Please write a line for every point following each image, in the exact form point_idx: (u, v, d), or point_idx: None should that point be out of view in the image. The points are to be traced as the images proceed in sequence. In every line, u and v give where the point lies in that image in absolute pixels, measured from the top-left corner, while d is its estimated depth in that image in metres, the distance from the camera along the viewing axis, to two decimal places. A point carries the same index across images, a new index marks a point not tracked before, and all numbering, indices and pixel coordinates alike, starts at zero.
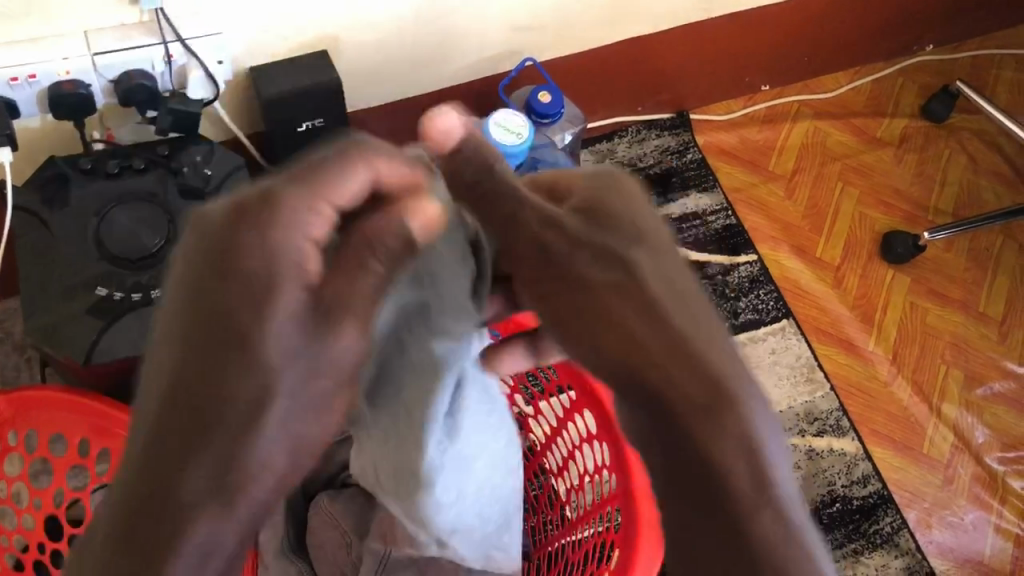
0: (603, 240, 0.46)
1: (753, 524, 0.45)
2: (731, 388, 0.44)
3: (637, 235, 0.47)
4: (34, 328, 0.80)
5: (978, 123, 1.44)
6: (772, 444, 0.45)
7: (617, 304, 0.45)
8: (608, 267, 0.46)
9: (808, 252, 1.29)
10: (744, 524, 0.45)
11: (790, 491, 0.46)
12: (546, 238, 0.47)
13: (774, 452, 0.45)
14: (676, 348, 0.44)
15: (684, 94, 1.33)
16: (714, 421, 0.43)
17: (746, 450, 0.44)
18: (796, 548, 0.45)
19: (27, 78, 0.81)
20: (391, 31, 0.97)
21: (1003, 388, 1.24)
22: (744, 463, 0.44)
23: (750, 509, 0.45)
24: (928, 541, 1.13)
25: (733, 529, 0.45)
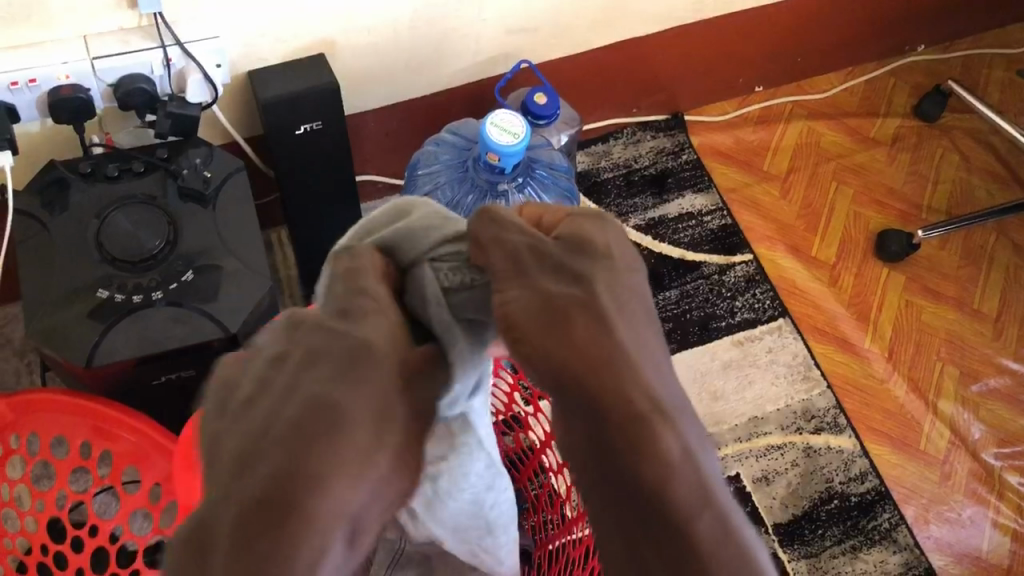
0: (572, 262, 0.56)
1: (692, 524, 0.49)
2: (647, 414, 0.51)
3: (601, 258, 0.56)
4: (35, 331, 0.80)
5: (970, 122, 1.45)
6: (696, 462, 0.51)
7: (574, 312, 0.53)
8: (571, 283, 0.55)
9: (803, 252, 1.30)
10: (685, 527, 0.49)
11: (725, 496, 0.51)
12: (519, 251, 0.56)
13: (698, 470, 0.51)
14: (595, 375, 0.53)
15: (678, 95, 1.34)
16: (644, 428, 0.50)
17: (678, 455, 0.50)
18: (737, 549, 0.49)
19: (27, 83, 0.81)
20: (387, 34, 0.98)
21: (999, 384, 1.24)
22: (683, 471, 0.50)
23: (687, 512, 0.49)
24: (926, 537, 1.13)
25: (672, 527, 0.49)
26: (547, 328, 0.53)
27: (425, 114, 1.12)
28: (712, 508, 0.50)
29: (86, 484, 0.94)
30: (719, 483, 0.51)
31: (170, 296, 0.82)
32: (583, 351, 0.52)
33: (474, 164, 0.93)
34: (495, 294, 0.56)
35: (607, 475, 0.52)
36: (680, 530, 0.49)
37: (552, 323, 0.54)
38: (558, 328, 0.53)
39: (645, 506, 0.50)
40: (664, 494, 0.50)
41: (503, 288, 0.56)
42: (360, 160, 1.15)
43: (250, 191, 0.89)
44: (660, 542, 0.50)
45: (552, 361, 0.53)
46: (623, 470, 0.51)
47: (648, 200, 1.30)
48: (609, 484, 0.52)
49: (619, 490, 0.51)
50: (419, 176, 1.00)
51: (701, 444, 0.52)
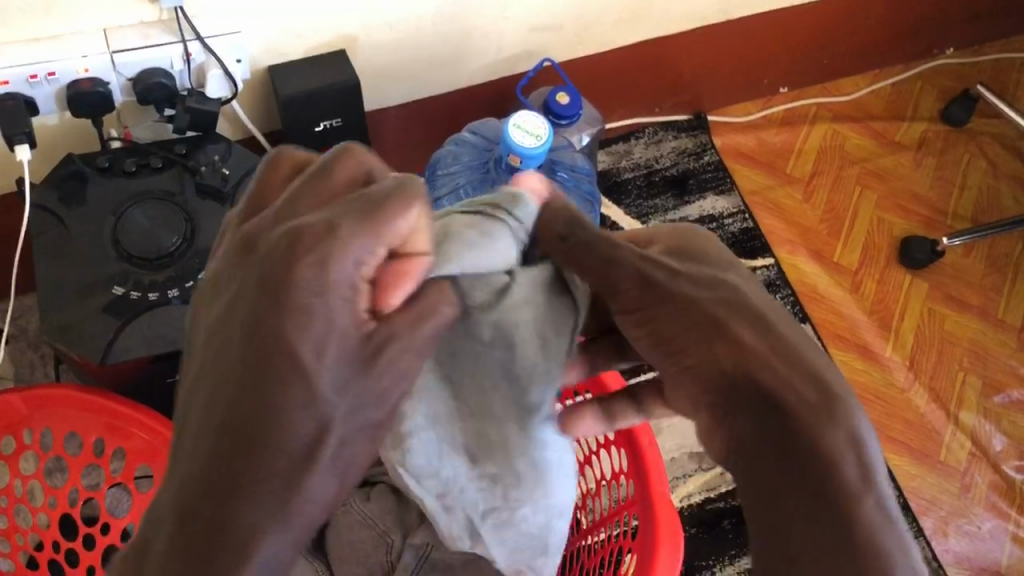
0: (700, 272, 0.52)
1: (858, 509, 0.45)
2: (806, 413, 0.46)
3: (722, 265, 0.54)
4: (50, 326, 0.79)
5: (998, 127, 1.43)
6: (854, 450, 0.46)
7: (731, 320, 0.49)
8: (714, 290, 0.51)
9: (825, 257, 1.28)
10: (851, 505, 0.45)
11: (885, 480, 0.47)
12: (648, 269, 0.52)
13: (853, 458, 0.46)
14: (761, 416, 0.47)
15: (701, 95, 1.32)
16: (826, 416, 0.46)
17: (851, 441, 0.46)
18: (891, 535, 0.46)
19: (47, 75, 0.80)
20: (409, 31, 0.96)
21: (1021, 396, 1.23)
22: (851, 461, 0.46)
23: (857, 492, 0.45)
24: (944, 550, 1.12)
25: (838, 506, 0.45)
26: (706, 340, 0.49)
27: (445, 111, 1.11)
28: (876, 494, 0.46)
29: (97, 481, 0.94)
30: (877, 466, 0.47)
31: (186, 294, 0.81)
32: (749, 356, 0.48)
33: (495, 166, 0.92)
34: (633, 313, 0.53)
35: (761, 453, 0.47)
36: (850, 514, 0.45)
37: (686, 323, 0.50)
38: (723, 338, 0.49)
39: (808, 488, 0.46)
40: (835, 474, 0.45)
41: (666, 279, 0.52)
42: (380, 157, 1.13)
43: None
44: (821, 524, 0.45)
45: (715, 367, 0.49)
46: (793, 456, 0.46)
47: (669, 202, 1.28)
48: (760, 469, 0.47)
49: (777, 477, 0.47)
50: (440, 176, 0.98)
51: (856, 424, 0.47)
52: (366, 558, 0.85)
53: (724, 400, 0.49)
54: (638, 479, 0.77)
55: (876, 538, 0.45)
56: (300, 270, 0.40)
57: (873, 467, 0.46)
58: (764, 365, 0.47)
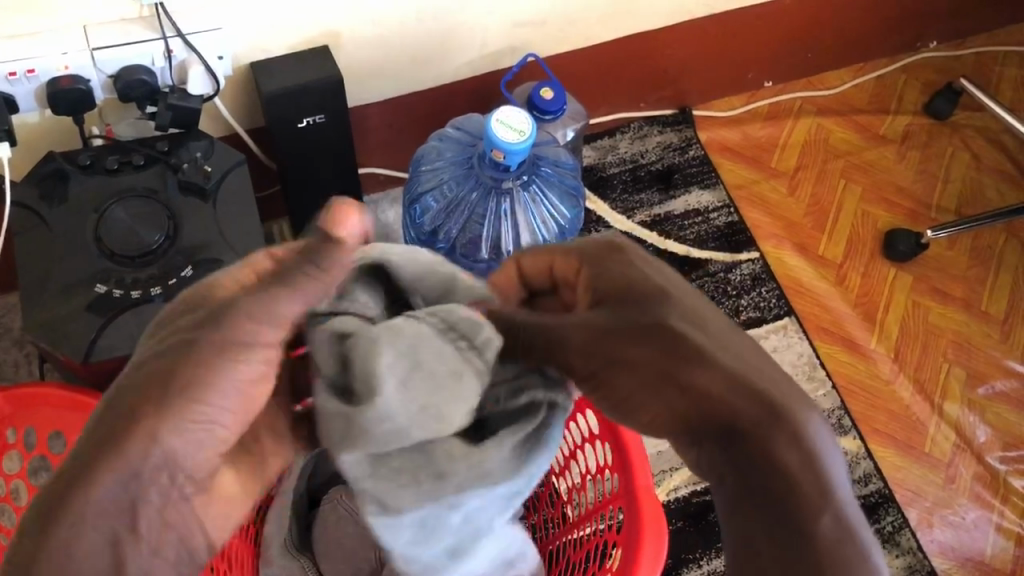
0: (639, 318, 0.52)
1: (815, 525, 0.46)
2: (761, 457, 0.48)
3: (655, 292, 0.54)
4: (32, 324, 0.79)
5: (981, 119, 1.43)
6: (803, 466, 0.47)
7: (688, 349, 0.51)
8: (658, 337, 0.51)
9: (810, 250, 1.29)
10: (804, 514, 0.46)
11: (854, 509, 0.47)
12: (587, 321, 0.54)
13: (805, 475, 0.47)
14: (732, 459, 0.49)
15: (686, 90, 1.33)
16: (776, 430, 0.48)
17: (805, 459, 0.48)
18: (854, 548, 0.46)
19: (26, 73, 0.80)
20: (392, 27, 0.96)
21: (1005, 387, 1.23)
22: (807, 481, 0.47)
23: (812, 507, 0.46)
24: (929, 540, 1.12)
25: (790, 517, 0.46)
26: (653, 391, 0.51)
27: (430, 106, 1.11)
28: (834, 512, 0.47)
29: None
30: (840, 478, 0.48)
31: (169, 292, 0.81)
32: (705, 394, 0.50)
33: (479, 161, 0.92)
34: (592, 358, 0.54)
35: (724, 479, 0.49)
36: (805, 529, 0.46)
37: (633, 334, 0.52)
38: (676, 356, 0.51)
39: (772, 516, 0.47)
40: (793, 494, 0.47)
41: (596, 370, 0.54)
42: (364, 153, 1.13)
43: (251, 185, 0.88)
44: (778, 541, 0.46)
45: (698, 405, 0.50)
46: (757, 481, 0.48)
47: (655, 196, 1.28)
48: (741, 493, 0.48)
49: (749, 505, 0.48)
50: (423, 172, 0.98)
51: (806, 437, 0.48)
52: (355, 556, 0.84)
53: (696, 438, 0.51)
54: (623, 472, 0.77)
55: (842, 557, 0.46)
56: (214, 314, 0.49)
57: (821, 467, 0.48)
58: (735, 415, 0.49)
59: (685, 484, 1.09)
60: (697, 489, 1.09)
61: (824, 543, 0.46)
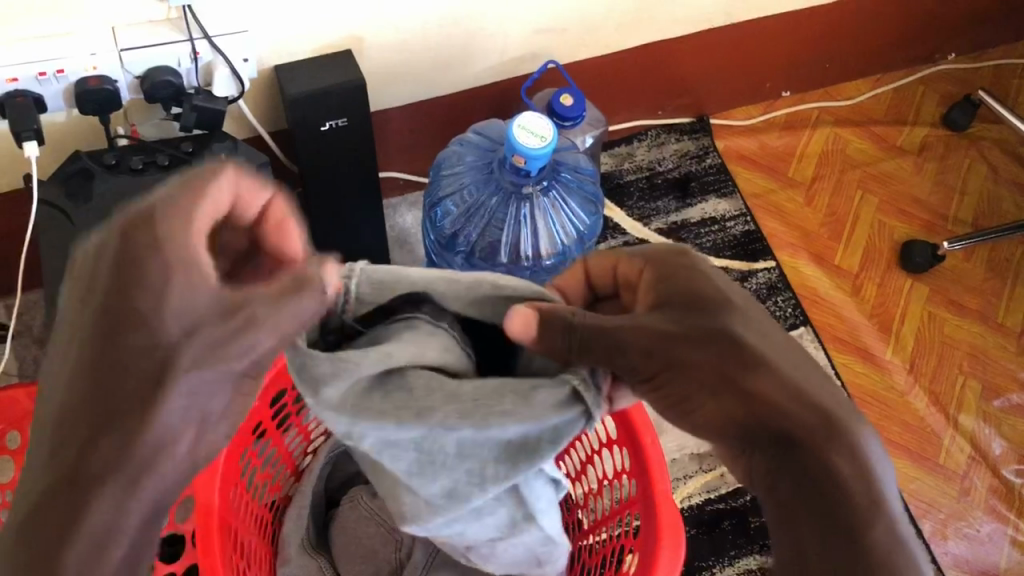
0: (703, 321, 0.54)
1: (870, 532, 0.49)
2: (825, 484, 0.50)
3: (720, 302, 0.55)
4: (56, 322, 0.80)
5: (999, 132, 1.43)
6: (861, 479, 0.51)
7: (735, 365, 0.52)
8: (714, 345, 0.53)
9: (826, 260, 1.29)
10: (863, 524, 0.50)
11: (898, 509, 0.51)
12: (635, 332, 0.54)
13: (859, 483, 0.50)
14: (798, 488, 0.51)
15: (703, 99, 1.33)
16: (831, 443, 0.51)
17: (863, 480, 0.51)
18: (907, 559, 0.49)
19: (55, 73, 0.81)
20: (415, 32, 0.97)
21: (1021, 400, 1.23)
22: (859, 493, 0.50)
23: (867, 517, 0.50)
24: (942, 552, 1.12)
25: (852, 532, 0.49)
26: (712, 392, 0.53)
27: (451, 111, 1.11)
28: (899, 525, 0.50)
29: None
30: (888, 481, 0.51)
31: None
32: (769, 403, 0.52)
33: (500, 167, 0.93)
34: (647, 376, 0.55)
35: (774, 488, 0.52)
36: (862, 538, 0.49)
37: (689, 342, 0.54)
38: (735, 381, 0.52)
39: (831, 523, 0.50)
40: (854, 518, 0.49)
41: (654, 374, 0.54)
42: (384, 157, 1.14)
43: (274, 187, 0.89)
44: (834, 548, 0.49)
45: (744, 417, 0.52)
46: (813, 485, 0.51)
47: (672, 204, 1.29)
48: (798, 510, 0.51)
49: (797, 504, 0.51)
50: (443, 176, 0.99)
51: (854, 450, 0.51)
52: (374, 554, 0.85)
53: (749, 447, 0.53)
54: (640, 478, 0.77)
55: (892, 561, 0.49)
56: (141, 238, 0.42)
57: (874, 483, 0.51)
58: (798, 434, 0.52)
59: (699, 491, 1.10)
60: (711, 497, 1.09)
61: (886, 552, 0.49)
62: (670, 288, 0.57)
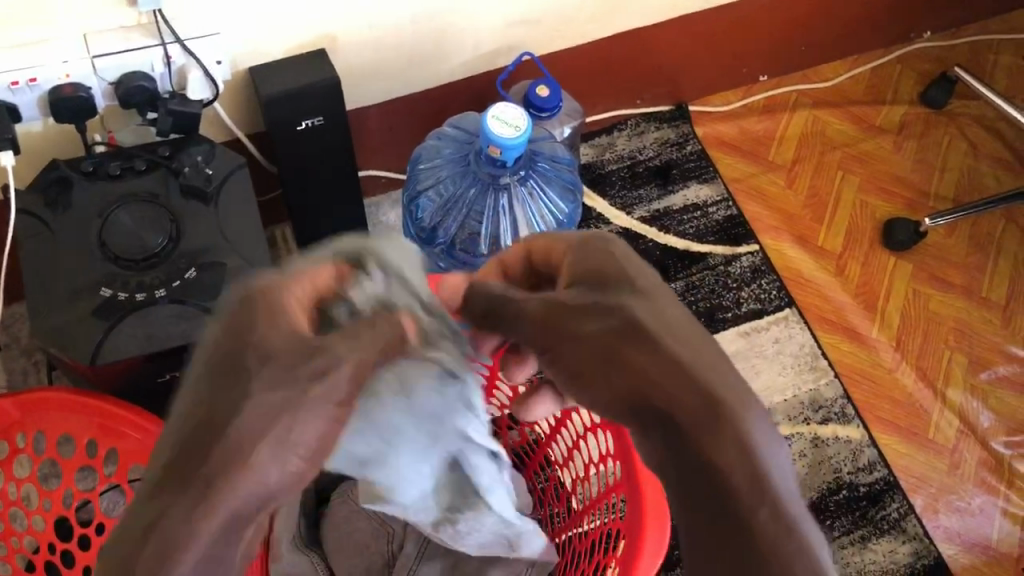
0: (601, 297, 0.45)
1: (751, 518, 0.40)
2: (691, 443, 0.41)
3: (629, 285, 0.46)
4: (40, 330, 0.80)
5: (977, 108, 1.44)
6: (738, 453, 0.40)
7: (620, 344, 0.43)
8: (607, 318, 0.44)
9: (809, 241, 1.29)
10: (753, 515, 0.40)
11: (789, 490, 0.41)
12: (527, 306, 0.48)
13: (733, 457, 0.40)
14: (667, 451, 0.42)
15: (681, 86, 1.33)
16: (715, 419, 0.41)
17: (742, 445, 0.41)
18: (803, 555, 0.40)
19: (28, 82, 0.82)
20: (388, 29, 0.97)
21: (1008, 372, 1.24)
22: (738, 470, 0.40)
23: (747, 503, 0.40)
24: (935, 526, 1.13)
25: (744, 517, 0.40)
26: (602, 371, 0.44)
27: (428, 107, 1.12)
28: (789, 505, 0.41)
29: (90, 484, 0.94)
30: (778, 463, 0.42)
31: (173, 293, 0.82)
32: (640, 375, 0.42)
33: (476, 158, 0.93)
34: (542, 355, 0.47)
35: (661, 471, 0.43)
36: (743, 520, 0.40)
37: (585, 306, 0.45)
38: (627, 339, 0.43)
39: (705, 498, 0.41)
40: (726, 490, 0.40)
41: (544, 347, 0.47)
42: (364, 155, 1.14)
43: (252, 188, 0.89)
44: (732, 546, 0.40)
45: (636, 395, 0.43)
46: (689, 462, 0.41)
47: (653, 192, 1.29)
48: (668, 477, 0.42)
49: (680, 486, 0.42)
50: (421, 169, 0.99)
51: (744, 419, 0.41)
52: (366, 549, 0.86)
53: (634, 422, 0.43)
54: (624, 462, 0.77)
55: (781, 559, 0.39)
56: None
57: (768, 455, 0.41)
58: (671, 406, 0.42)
59: None
60: None
61: (777, 539, 0.40)
62: (575, 268, 0.49)
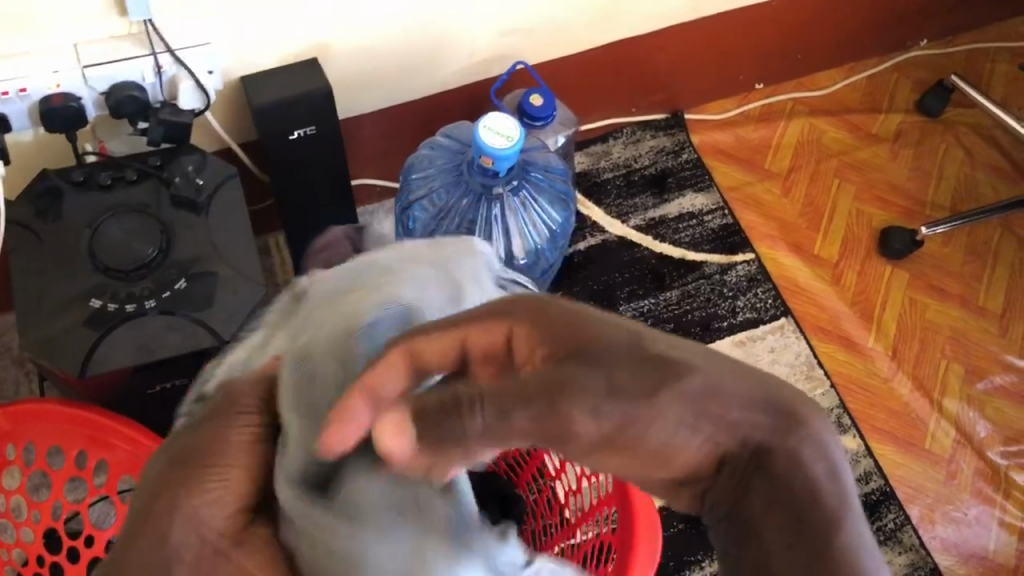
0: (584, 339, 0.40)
1: (839, 531, 0.39)
2: (808, 500, 0.39)
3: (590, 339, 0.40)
4: (30, 341, 0.80)
5: (973, 116, 1.44)
6: (798, 433, 0.40)
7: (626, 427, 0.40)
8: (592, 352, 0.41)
9: (805, 250, 1.29)
10: (823, 527, 0.39)
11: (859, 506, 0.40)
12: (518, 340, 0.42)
13: (809, 443, 0.40)
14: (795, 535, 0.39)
15: (677, 94, 1.33)
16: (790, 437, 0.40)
17: (819, 459, 0.40)
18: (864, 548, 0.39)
19: (19, 92, 0.81)
20: (381, 38, 0.97)
21: (1005, 381, 1.23)
22: (824, 493, 0.39)
23: (834, 518, 0.39)
24: (931, 537, 1.12)
25: (811, 534, 0.39)
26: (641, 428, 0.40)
27: (421, 117, 1.11)
28: (855, 520, 0.39)
29: (81, 496, 0.94)
30: (842, 484, 0.40)
31: (163, 304, 0.81)
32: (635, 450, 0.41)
33: (469, 168, 0.93)
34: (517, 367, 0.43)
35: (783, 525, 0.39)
36: (829, 538, 0.39)
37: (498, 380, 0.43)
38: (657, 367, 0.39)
39: (803, 533, 0.39)
40: (819, 504, 0.39)
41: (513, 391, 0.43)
42: (357, 164, 1.14)
43: (243, 198, 0.88)
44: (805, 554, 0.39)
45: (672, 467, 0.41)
46: (792, 506, 0.39)
47: (649, 200, 1.29)
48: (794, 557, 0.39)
49: (778, 542, 0.40)
50: (415, 179, 0.99)
51: (816, 437, 0.40)
52: None
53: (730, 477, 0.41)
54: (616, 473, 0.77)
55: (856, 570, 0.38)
56: None
57: (809, 446, 0.40)
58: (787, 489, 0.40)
59: None
60: None
61: (845, 556, 0.39)
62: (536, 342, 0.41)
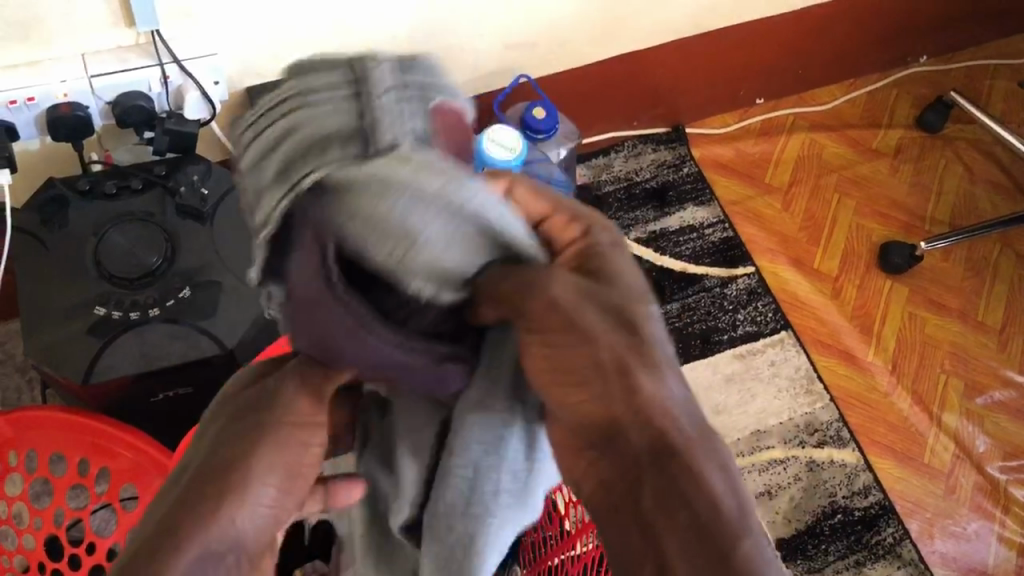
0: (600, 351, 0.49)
1: (737, 542, 0.42)
2: (690, 484, 0.44)
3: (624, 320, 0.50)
4: (34, 349, 0.80)
5: (973, 132, 1.45)
6: (702, 451, 0.46)
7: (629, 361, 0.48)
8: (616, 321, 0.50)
9: (805, 263, 1.30)
10: (731, 536, 0.42)
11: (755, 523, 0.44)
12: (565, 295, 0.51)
13: (709, 464, 0.45)
14: (689, 530, 0.43)
15: (679, 108, 1.34)
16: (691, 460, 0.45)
17: (721, 479, 0.45)
18: (753, 545, 0.43)
19: (26, 101, 0.82)
20: (385, 49, 0.98)
21: (1004, 397, 1.23)
22: (712, 500, 0.44)
23: (733, 528, 0.43)
24: (930, 552, 1.12)
25: (713, 540, 0.42)
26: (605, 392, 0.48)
27: None
28: (750, 535, 0.43)
29: (83, 503, 0.94)
30: (736, 501, 0.44)
31: (167, 313, 0.82)
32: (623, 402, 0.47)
33: None
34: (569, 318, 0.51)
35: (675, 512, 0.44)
36: (726, 539, 0.42)
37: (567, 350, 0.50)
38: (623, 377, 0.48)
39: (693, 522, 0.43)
40: (715, 504, 0.43)
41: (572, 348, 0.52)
42: None
43: None
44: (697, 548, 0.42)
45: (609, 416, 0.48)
46: (677, 496, 0.44)
47: (650, 213, 1.30)
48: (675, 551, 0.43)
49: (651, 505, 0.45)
50: None
51: (714, 466, 0.45)
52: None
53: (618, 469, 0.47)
54: None
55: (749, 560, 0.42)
56: None
57: (712, 468, 0.45)
58: (681, 494, 0.44)
59: None
60: None
61: (746, 556, 0.42)
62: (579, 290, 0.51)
